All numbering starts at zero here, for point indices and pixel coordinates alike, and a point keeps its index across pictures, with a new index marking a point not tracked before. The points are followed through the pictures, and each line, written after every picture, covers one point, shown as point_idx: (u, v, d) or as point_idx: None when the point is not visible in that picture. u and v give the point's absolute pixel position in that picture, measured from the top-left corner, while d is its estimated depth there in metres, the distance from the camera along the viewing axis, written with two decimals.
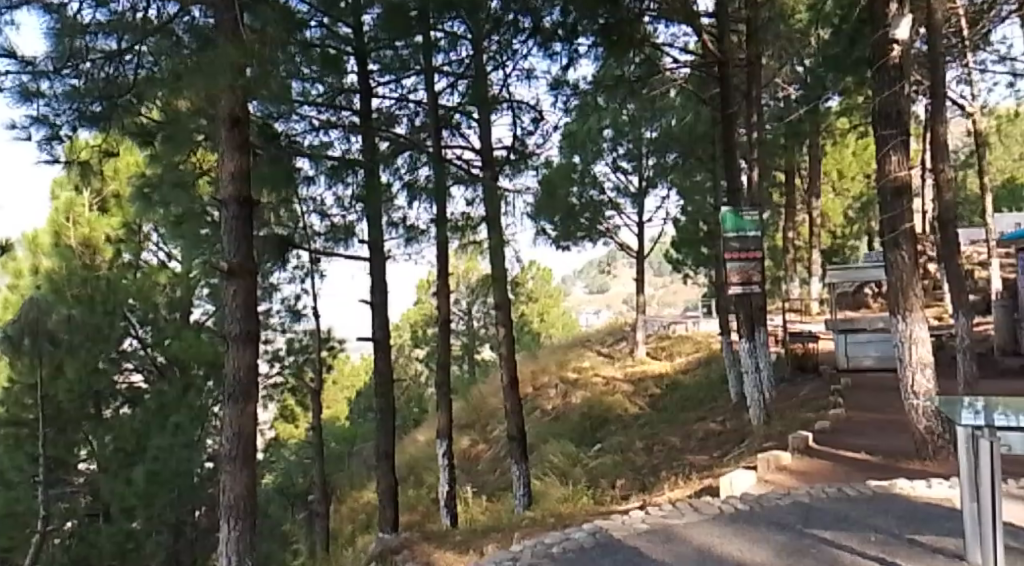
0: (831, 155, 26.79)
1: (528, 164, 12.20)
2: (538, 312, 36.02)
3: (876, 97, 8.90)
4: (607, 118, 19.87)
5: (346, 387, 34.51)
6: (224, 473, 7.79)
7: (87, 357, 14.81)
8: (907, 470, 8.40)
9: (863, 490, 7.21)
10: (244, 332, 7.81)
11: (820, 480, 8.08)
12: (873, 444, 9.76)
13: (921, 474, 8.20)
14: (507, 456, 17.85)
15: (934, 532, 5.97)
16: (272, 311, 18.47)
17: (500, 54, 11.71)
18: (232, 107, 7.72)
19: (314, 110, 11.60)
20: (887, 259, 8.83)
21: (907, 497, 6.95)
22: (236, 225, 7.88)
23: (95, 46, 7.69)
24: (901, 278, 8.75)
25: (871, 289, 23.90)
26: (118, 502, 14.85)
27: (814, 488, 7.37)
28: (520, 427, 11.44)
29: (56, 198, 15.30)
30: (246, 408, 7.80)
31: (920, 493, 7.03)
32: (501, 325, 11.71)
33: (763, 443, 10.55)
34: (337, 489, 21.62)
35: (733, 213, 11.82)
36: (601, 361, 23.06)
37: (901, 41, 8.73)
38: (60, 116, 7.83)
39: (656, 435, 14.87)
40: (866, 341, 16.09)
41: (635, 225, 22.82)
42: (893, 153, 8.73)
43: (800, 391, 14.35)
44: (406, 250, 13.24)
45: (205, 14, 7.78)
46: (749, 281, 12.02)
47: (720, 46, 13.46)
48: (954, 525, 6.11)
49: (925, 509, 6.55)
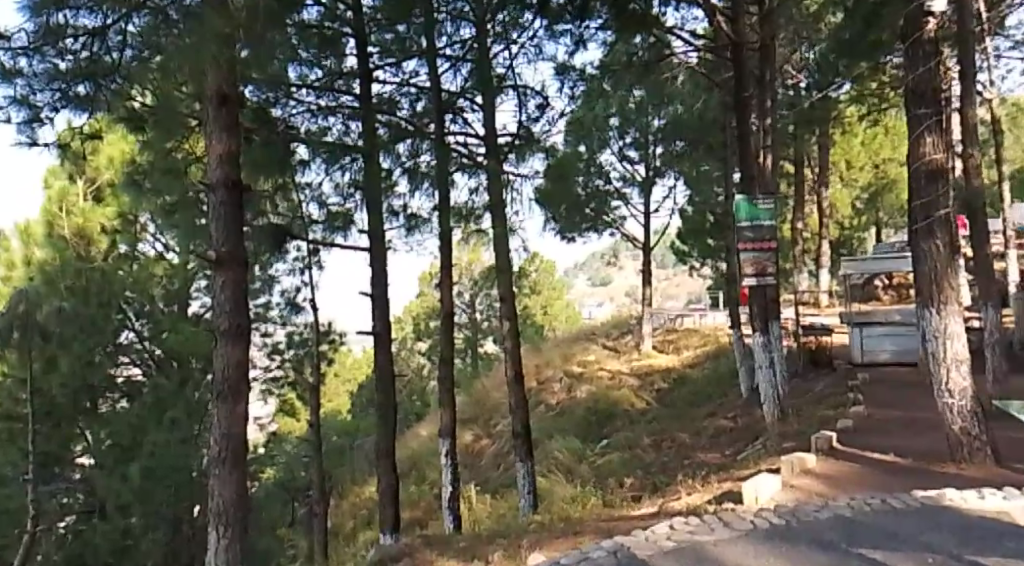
0: (840, 145, 25.64)
1: (534, 149, 11.70)
2: (540, 304, 35.77)
3: (909, 74, 8.43)
4: (613, 106, 19.44)
5: (348, 380, 34.35)
6: (211, 477, 7.30)
7: (81, 351, 14.52)
8: (946, 476, 7.95)
9: (910, 502, 6.76)
10: (237, 327, 7.34)
11: (856, 488, 7.59)
12: (900, 445, 9.33)
13: (963, 482, 7.70)
14: (510, 452, 17.46)
15: (999, 555, 5.59)
16: (271, 303, 18.16)
17: (507, 32, 11.45)
18: (220, 84, 7.23)
19: (311, 94, 10.97)
20: (920, 247, 8.35)
21: (960, 510, 6.51)
22: (225, 212, 7.40)
23: (76, 23, 7.11)
24: (934, 267, 8.26)
25: (880, 280, 23.49)
26: (113, 499, 14.64)
27: (855, 499, 6.92)
28: (525, 425, 10.98)
29: (49, 188, 14.96)
30: (235, 407, 7.29)
31: (974, 506, 6.59)
32: (505, 318, 11.25)
33: (781, 443, 10.09)
34: (339, 485, 21.29)
35: (747, 201, 11.47)
36: (606, 355, 22.58)
37: (936, 13, 8.30)
38: (40, 96, 7.51)
39: (665, 431, 14.44)
40: (882, 335, 15.68)
41: (642, 215, 22.26)
42: (927, 134, 8.29)
43: (816, 385, 13.92)
44: (407, 240, 12.86)
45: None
46: (764, 272, 11.50)
47: (733, 27, 13.00)
48: (1019, 546, 5.74)
49: (977, 525, 6.14)
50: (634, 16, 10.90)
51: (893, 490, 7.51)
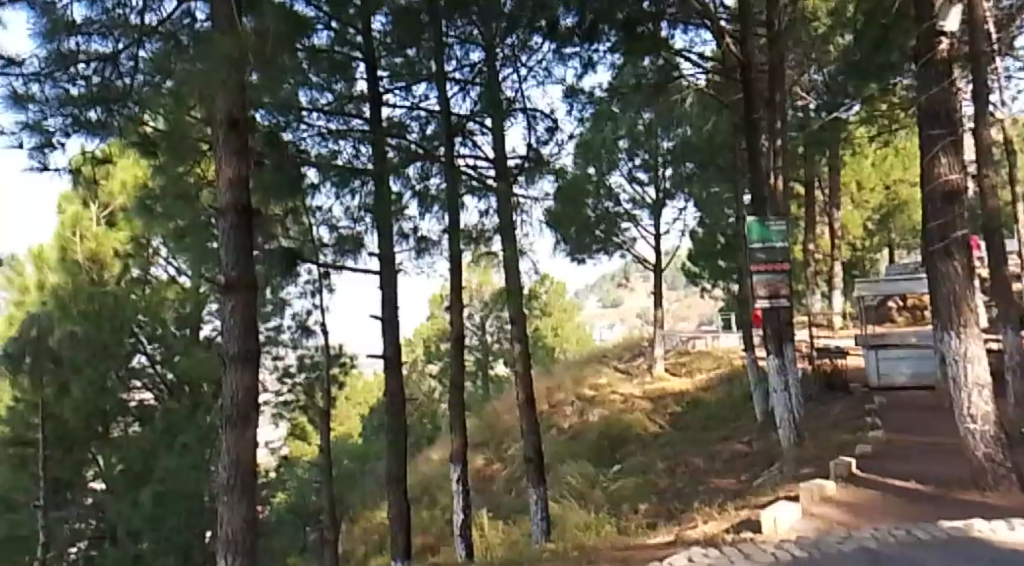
0: (850, 166, 25.88)
1: (543, 171, 11.60)
2: (551, 327, 35.69)
3: (923, 94, 8.35)
4: (623, 128, 19.45)
5: (359, 403, 34.32)
6: (221, 505, 7.14)
7: (94, 376, 14.83)
8: (973, 504, 7.76)
9: (936, 534, 6.61)
10: (246, 353, 7.21)
11: (878, 518, 7.44)
12: (921, 471, 9.15)
13: (998, 511, 7.46)
14: (522, 477, 17.32)
15: None
16: (282, 327, 18.08)
17: (515, 55, 11.35)
18: (230, 110, 7.15)
19: (322, 118, 10.87)
20: (938, 269, 8.23)
21: (990, 543, 6.34)
22: (236, 237, 7.29)
23: (88, 48, 7.20)
24: (952, 288, 8.16)
25: (894, 302, 23.31)
26: (124, 524, 15.04)
27: (879, 530, 6.79)
28: (538, 450, 10.87)
29: (61, 213, 15.09)
30: (245, 432, 7.13)
31: (1002, 538, 6.42)
32: (516, 341, 11.15)
33: (798, 469, 9.93)
34: (350, 510, 21.16)
35: (759, 222, 11.34)
36: (618, 378, 22.42)
37: (949, 33, 8.24)
38: (52, 121, 7.35)
39: (678, 456, 14.29)
40: (898, 357, 15.47)
41: (653, 237, 22.31)
42: (941, 155, 8.22)
43: (832, 409, 13.77)
44: (418, 263, 12.64)
45: (208, 17, 7.15)
46: (777, 294, 11.48)
47: (743, 49, 12.93)
48: None
49: (1008, 558, 5.97)
50: (641, 38, 11.11)
51: (923, 520, 7.32)
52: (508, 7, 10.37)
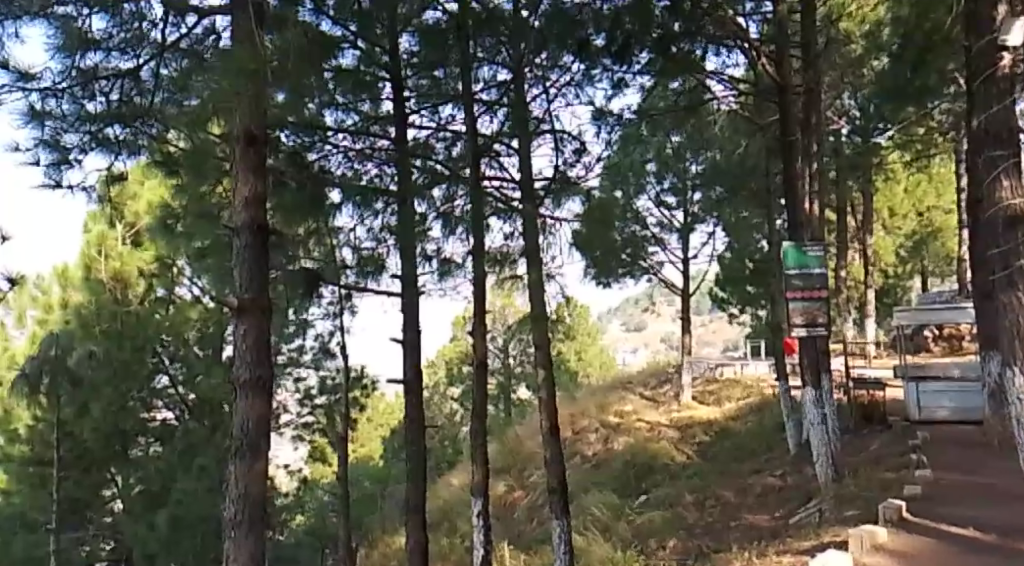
0: (881, 193, 25.25)
1: (571, 192, 11.17)
2: (575, 350, 35.38)
3: (980, 114, 7.90)
4: (651, 150, 19.05)
5: (380, 425, 34.20)
6: (226, 543, 6.66)
7: (114, 396, 15.16)
8: None
9: None
10: (258, 380, 6.77)
11: None
12: (977, 518, 8.63)
13: None
14: (546, 505, 16.87)
15: None
16: (304, 347, 18.12)
17: (545, 74, 10.96)
18: (247, 124, 6.75)
19: (348, 138, 10.53)
20: (1002, 300, 7.78)
21: None
22: (250, 257, 6.86)
23: (108, 65, 6.89)
24: (1018, 320, 7.75)
25: (929, 331, 22.87)
26: (140, 546, 15.21)
27: None
28: (563, 479, 10.29)
29: (87, 232, 15.12)
30: (254, 464, 6.68)
31: None
32: (540, 366, 10.68)
33: (840, 509, 9.44)
34: (368, 533, 20.77)
35: (796, 247, 10.94)
36: (644, 405, 21.81)
37: (1011, 47, 7.75)
38: (71, 138, 7.04)
39: (708, 488, 13.78)
40: (941, 391, 15.04)
41: (680, 262, 21.78)
42: (1004, 176, 7.75)
43: (871, 444, 13.18)
44: (441, 285, 12.19)
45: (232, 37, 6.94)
46: (815, 322, 10.91)
47: (778, 69, 12.51)
48: None
49: None
50: (678, 57, 11.02)
51: None
52: (537, 25, 10.06)
